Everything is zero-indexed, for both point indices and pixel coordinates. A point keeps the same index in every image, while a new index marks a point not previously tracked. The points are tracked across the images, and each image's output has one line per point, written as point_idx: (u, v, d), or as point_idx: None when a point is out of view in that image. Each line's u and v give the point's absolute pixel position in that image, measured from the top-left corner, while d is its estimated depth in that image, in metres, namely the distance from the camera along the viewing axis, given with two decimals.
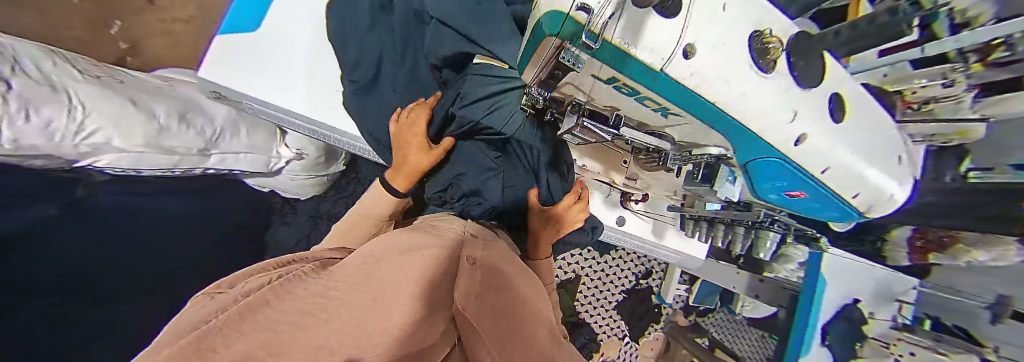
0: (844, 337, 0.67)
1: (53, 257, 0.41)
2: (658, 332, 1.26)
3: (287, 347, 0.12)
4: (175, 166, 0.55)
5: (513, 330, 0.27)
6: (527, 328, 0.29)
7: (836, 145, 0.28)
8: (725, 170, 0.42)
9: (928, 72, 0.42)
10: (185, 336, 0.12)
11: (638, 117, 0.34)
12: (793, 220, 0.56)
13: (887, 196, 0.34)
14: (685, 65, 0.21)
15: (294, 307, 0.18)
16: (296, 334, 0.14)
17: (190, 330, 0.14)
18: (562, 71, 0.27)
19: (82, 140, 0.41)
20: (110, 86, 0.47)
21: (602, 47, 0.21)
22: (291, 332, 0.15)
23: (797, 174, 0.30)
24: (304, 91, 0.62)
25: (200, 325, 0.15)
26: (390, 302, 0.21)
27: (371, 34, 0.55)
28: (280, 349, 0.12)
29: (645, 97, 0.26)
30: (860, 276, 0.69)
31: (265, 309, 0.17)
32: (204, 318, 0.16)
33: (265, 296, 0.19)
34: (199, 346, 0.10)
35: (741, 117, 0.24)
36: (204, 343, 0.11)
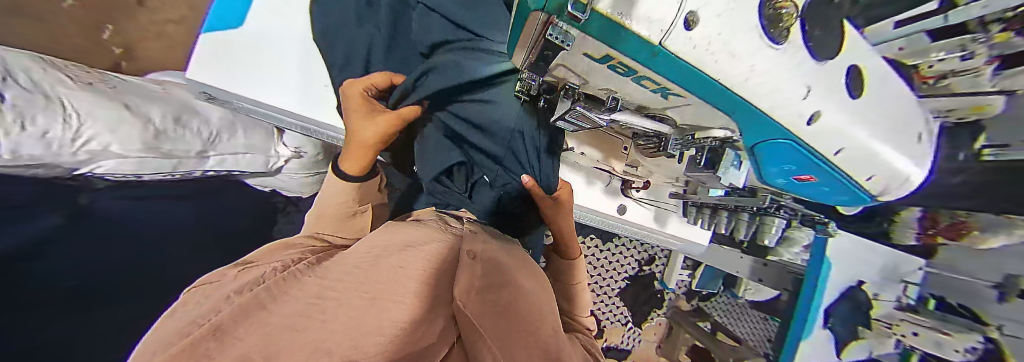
0: (847, 319, 0.67)
1: None
2: (660, 317, 1.27)
3: (277, 352, 0.12)
4: (174, 170, 0.55)
5: (512, 326, 0.27)
6: (530, 328, 0.29)
7: (850, 123, 0.27)
8: (730, 153, 0.41)
9: (945, 44, 0.40)
10: (176, 345, 0.13)
11: (637, 100, 0.32)
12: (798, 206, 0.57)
13: (902, 178, 0.33)
14: (687, 37, 0.19)
15: (289, 310, 0.18)
16: (289, 339, 0.14)
17: (182, 337, 0.14)
18: (553, 50, 0.26)
19: (80, 148, 0.41)
20: (100, 91, 0.47)
21: (590, 19, 0.19)
22: (281, 336, 0.14)
23: (806, 156, 0.29)
24: (295, 88, 0.61)
25: (192, 332, 0.15)
26: (388, 302, 0.21)
27: (358, 23, 0.53)
28: (271, 356, 0.12)
29: (644, 77, 0.25)
30: (868, 257, 0.68)
31: (259, 314, 0.17)
32: (197, 323, 0.16)
33: (258, 300, 0.19)
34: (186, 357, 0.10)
35: (748, 95, 0.23)
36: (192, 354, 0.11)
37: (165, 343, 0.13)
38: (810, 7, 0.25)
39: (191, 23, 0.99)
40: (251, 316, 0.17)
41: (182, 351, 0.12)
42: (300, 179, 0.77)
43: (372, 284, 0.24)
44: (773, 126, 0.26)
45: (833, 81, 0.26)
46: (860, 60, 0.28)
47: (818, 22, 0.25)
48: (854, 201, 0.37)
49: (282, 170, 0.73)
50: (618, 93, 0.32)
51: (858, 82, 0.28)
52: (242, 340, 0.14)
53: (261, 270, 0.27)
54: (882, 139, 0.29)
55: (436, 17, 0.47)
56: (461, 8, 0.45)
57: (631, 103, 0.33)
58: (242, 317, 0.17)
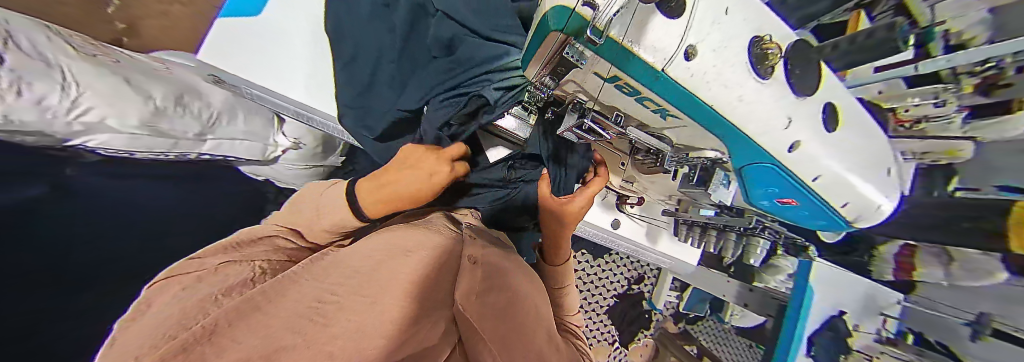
0: (829, 348, 0.69)
1: (55, 238, 0.41)
2: (647, 338, 1.24)
3: None
4: (169, 151, 0.54)
5: (512, 335, 0.26)
6: (527, 332, 0.29)
7: (827, 151, 0.29)
8: (721, 174, 0.43)
9: (919, 91, 0.46)
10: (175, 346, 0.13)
11: (641, 119, 0.33)
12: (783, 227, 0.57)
13: (875, 207, 0.34)
14: (686, 67, 0.21)
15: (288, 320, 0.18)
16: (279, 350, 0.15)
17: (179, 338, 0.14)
18: (565, 66, 0.27)
19: (75, 118, 0.39)
20: (104, 64, 0.45)
21: (604, 43, 0.21)
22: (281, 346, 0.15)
23: (786, 180, 0.30)
24: (304, 78, 0.62)
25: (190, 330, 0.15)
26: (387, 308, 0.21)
27: (373, 25, 0.54)
28: None
29: (646, 98, 0.27)
30: (847, 289, 0.71)
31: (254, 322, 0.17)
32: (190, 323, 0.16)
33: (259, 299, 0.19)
34: None
35: (739, 121, 0.25)
36: None
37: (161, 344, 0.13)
38: (794, 47, 0.26)
39: (200, 9, 1.00)
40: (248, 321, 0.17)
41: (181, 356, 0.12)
42: (296, 170, 0.76)
43: (375, 290, 0.24)
44: (758, 151, 0.27)
45: (814, 114, 0.27)
46: (842, 97, 0.30)
47: (801, 61, 0.27)
48: (819, 226, 0.39)
49: (279, 160, 0.72)
50: (622, 110, 0.33)
51: (835, 116, 0.29)
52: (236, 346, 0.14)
53: (226, 274, 0.28)
54: (857, 169, 0.31)
55: (450, 23, 0.47)
56: (475, 14, 0.45)
57: (633, 119, 0.34)
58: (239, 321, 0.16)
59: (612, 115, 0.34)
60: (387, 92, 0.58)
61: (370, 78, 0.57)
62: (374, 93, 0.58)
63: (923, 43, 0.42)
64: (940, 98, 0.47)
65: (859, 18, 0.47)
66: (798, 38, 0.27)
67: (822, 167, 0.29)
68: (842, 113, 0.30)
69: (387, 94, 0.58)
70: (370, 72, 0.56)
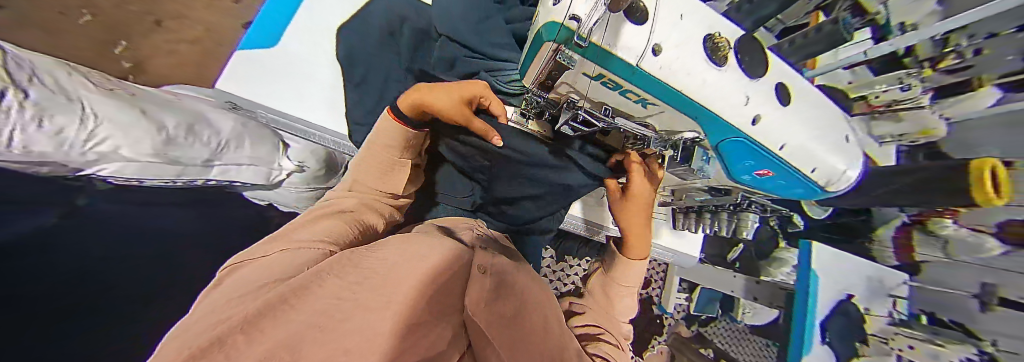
0: (842, 333, 0.68)
1: (61, 270, 0.41)
2: (661, 345, 1.20)
3: (305, 352, 0.13)
4: (178, 177, 0.54)
5: (518, 345, 0.26)
6: (530, 343, 0.28)
7: (787, 122, 0.30)
8: (699, 150, 0.38)
9: (884, 78, 0.58)
10: (203, 341, 0.13)
11: (625, 108, 0.33)
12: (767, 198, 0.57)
13: (841, 172, 0.34)
14: (655, 61, 0.25)
15: (312, 309, 0.18)
16: (308, 343, 0.14)
17: (207, 335, 0.14)
18: (559, 69, 0.29)
19: (90, 148, 0.40)
20: (123, 98, 0.48)
21: (588, 45, 0.24)
22: (308, 337, 0.15)
23: (760, 154, 0.31)
24: (324, 102, 0.70)
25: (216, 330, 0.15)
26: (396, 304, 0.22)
27: (379, 51, 0.61)
28: (301, 352, 0.12)
29: (627, 91, 0.29)
30: (851, 271, 0.72)
31: (280, 313, 0.17)
32: (219, 321, 0.16)
33: (280, 298, 0.19)
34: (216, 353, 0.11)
35: (707, 103, 0.27)
36: (219, 352, 0.11)
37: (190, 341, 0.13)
38: (742, 41, 0.30)
39: (207, 46, 1.05)
40: (271, 314, 0.16)
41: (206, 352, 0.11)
42: (301, 193, 0.78)
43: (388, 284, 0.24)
44: (727, 128, 0.29)
45: (769, 93, 0.30)
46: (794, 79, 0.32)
47: (750, 51, 0.30)
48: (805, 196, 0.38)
49: (283, 184, 0.73)
50: (609, 104, 0.33)
51: (785, 93, 0.31)
52: (265, 339, 0.14)
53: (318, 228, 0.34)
54: (822, 140, 0.33)
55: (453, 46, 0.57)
56: (471, 33, 0.54)
57: (620, 110, 0.34)
58: (262, 316, 0.16)
59: (601, 109, 0.33)
60: None
61: (379, 100, 0.62)
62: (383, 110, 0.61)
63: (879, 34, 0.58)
64: (906, 82, 0.58)
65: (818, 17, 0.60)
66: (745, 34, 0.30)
67: (785, 136, 0.30)
68: (793, 90, 0.32)
69: None
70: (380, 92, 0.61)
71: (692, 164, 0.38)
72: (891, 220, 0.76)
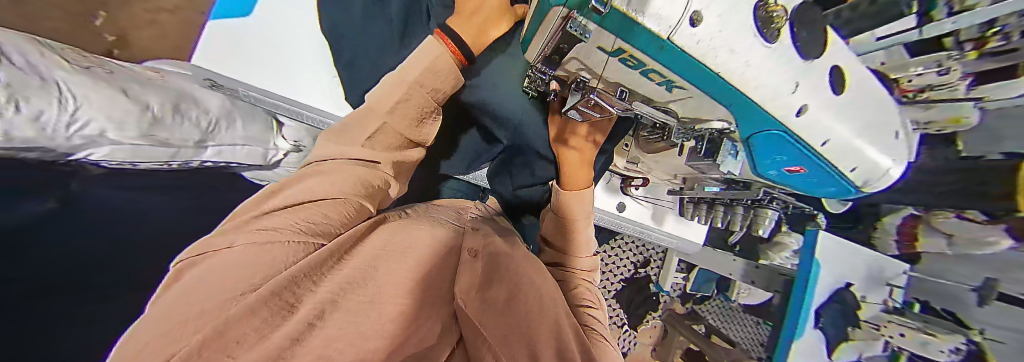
0: (836, 319, 0.70)
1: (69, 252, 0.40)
2: (656, 319, 1.28)
3: None
4: (172, 159, 0.52)
5: (518, 319, 0.26)
6: (538, 325, 0.26)
7: (836, 115, 0.24)
8: (727, 143, 0.37)
9: (919, 60, 0.49)
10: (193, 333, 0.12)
11: (642, 91, 0.28)
12: (789, 196, 0.54)
13: (883, 171, 0.29)
14: (692, 34, 0.17)
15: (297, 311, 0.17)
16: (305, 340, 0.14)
17: (198, 319, 0.14)
18: (569, 41, 0.23)
19: (76, 132, 0.38)
20: (102, 75, 0.45)
21: (608, 12, 0.18)
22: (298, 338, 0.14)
23: (799, 152, 0.26)
24: (310, 79, 0.66)
25: (207, 314, 0.14)
26: (385, 303, 0.22)
27: (368, 17, 0.56)
28: None
29: (651, 71, 0.22)
30: (852, 260, 0.71)
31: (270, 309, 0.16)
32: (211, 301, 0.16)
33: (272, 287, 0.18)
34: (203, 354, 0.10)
35: (752, 89, 0.20)
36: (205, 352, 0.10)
37: (179, 332, 0.13)
38: (799, 12, 0.22)
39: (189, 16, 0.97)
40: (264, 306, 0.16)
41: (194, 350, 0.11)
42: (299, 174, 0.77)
43: (374, 287, 0.23)
44: (764, 122, 0.23)
45: (824, 77, 0.23)
46: (849, 60, 0.26)
47: (808, 25, 0.23)
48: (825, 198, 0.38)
49: (280, 164, 0.72)
50: (626, 85, 0.28)
51: (840, 80, 0.25)
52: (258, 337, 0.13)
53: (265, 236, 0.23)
54: (874, 135, 0.27)
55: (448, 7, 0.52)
56: None
57: (637, 94, 0.29)
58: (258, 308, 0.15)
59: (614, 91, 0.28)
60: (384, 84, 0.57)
61: (368, 72, 0.58)
62: (372, 84, 0.58)
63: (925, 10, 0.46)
64: (943, 66, 0.49)
65: None
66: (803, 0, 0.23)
67: (832, 128, 0.24)
68: (849, 77, 0.25)
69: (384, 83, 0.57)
70: (368, 65, 0.57)
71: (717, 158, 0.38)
72: (900, 210, 0.73)
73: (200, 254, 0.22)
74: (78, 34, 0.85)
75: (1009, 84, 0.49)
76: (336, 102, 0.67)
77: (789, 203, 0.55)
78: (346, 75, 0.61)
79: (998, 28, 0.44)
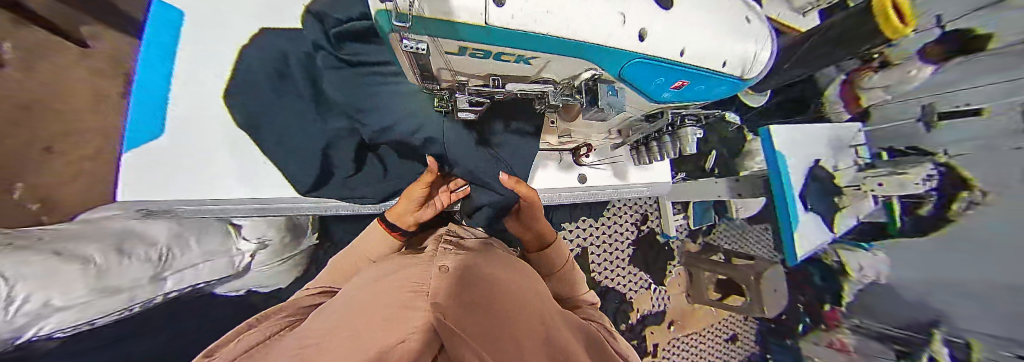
0: (821, 193, 0.74)
1: None
2: (677, 267, 1.28)
3: None
4: (128, 304, 0.50)
5: (501, 326, 0.24)
6: (509, 323, 0.26)
7: (681, 24, 0.26)
8: (602, 87, 0.32)
9: None
10: None
11: (515, 73, 0.31)
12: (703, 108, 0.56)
13: (752, 54, 0.32)
14: (505, 12, 0.19)
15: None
16: None
17: None
18: (422, 57, 0.25)
19: (18, 310, 0.36)
20: (27, 246, 0.42)
21: (414, 21, 0.20)
22: None
23: (665, 67, 0.28)
24: (246, 174, 0.67)
25: None
26: (373, 325, 0.19)
27: (274, 97, 0.59)
28: None
29: (500, 54, 0.25)
30: (808, 140, 0.75)
31: None
32: None
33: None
34: None
35: (584, 35, 0.23)
36: None
37: None
38: None
39: None
40: None
41: None
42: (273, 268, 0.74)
43: (358, 319, 0.21)
44: (619, 55, 0.26)
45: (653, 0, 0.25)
46: None
47: None
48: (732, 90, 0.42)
49: (252, 268, 0.70)
50: (494, 73, 0.30)
51: None
52: None
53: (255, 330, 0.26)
54: (728, 29, 0.29)
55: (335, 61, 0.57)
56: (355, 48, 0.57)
57: (509, 76, 0.31)
58: None
59: (489, 81, 0.31)
60: (311, 149, 0.59)
61: (294, 143, 0.59)
62: (299, 153, 0.59)
63: None
64: None
65: None
66: None
67: (681, 37, 0.26)
68: None
69: (311, 146, 0.59)
70: (291, 136, 0.59)
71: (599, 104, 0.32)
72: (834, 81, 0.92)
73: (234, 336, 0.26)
74: None
75: None
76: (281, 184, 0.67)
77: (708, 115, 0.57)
78: (278, 156, 0.60)
79: None
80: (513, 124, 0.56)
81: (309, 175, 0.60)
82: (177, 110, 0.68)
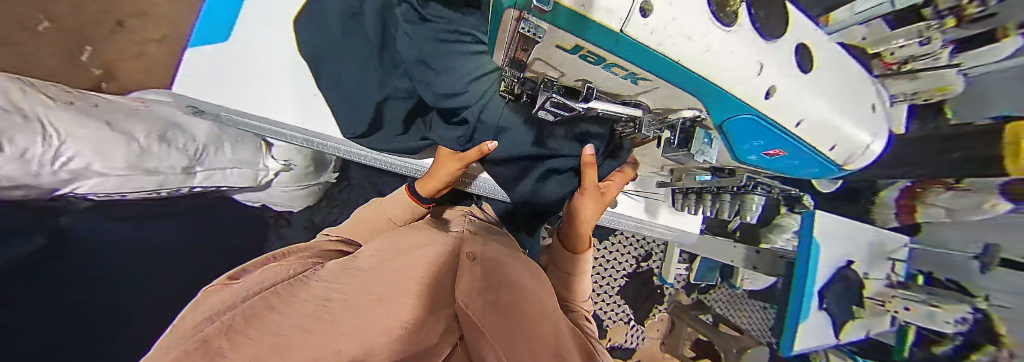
0: (841, 298, 0.69)
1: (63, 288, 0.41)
2: (662, 313, 1.26)
3: (291, 351, 0.13)
4: (160, 188, 0.52)
5: (519, 320, 0.25)
6: (536, 329, 0.26)
7: (805, 92, 0.25)
8: (700, 132, 0.39)
9: (903, 31, 0.47)
10: (194, 339, 0.14)
11: (608, 87, 0.29)
12: (775, 180, 0.54)
13: (862, 146, 0.30)
14: (643, 25, 0.18)
15: (299, 312, 0.18)
16: (304, 338, 0.15)
17: (194, 333, 0.15)
18: (528, 43, 0.23)
19: (62, 166, 0.38)
20: (84, 108, 0.45)
21: (554, 10, 0.17)
22: (297, 338, 0.15)
23: (771, 131, 0.26)
24: (294, 102, 0.67)
25: (194, 336, 0.15)
26: (394, 302, 0.21)
27: (343, 34, 0.57)
28: (286, 351, 0.13)
29: (613, 65, 0.23)
30: (851, 238, 0.70)
31: (269, 315, 0.17)
32: (198, 327, 0.17)
33: (267, 301, 0.19)
34: (209, 352, 0.11)
35: (713, 73, 0.21)
36: (207, 352, 0.12)
37: (180, 340, 0.15)
38: None
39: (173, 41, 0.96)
40: (261, 316, 0.17)
41: (200, 346, 0.13)
42: (292, 192, 0.77)
43: (380, 287, 0.23)
44: (736, 104, 0.24)
45: (790, 57, 0.24)
46: (815, 38, 0.27)
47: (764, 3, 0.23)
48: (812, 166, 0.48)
49: (273, 184, 0.72)
50: (592, 82, 0.29)
51: (808, 58, 0.25)
52: (258, 333, 0.15)
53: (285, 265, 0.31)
54: (849, 113, 0.28)
55: (412, 14, 0.52)
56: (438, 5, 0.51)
57: (604, 90, 0.30)
58: (252, 319, 0.16)
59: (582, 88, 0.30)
60: (364, 98, 0.58)
61: (353, 85, 0.58)
62: (352, 97, 0.59)
63: None
64: (925, 36, 0.47)
65: None
66: None
67: (805, 108, 0.25)
68: (815, 55, 0.26)
69: (367, 94, 0.58)
70: (351, 78, 0.58)
71: (690, 148, 0.39)
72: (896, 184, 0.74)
73: (222, 283, 0.28)
74: (59, 64, 0.81)
75: (990, 49, 0.49)
76: (327, 121, 0.67)
77: (775, 187, 0.55)
78: (331, 93, 0.60)
79: None
80: (576, 132, 0.56)
81: (355, 121, 0.60)
82: (240, 17, 0.67)
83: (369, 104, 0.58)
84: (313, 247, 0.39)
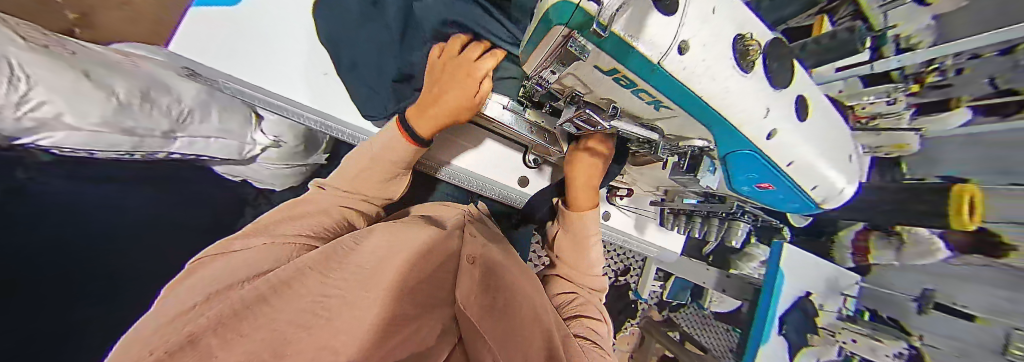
0: (799, 328, 0.74)
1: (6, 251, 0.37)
2: (634, 327, 1.31)
3: (285, 352, 0.13)
4: (134, 150, 0.49)
5: (514, 328, 0.25)
6: (529, 335, 0.26)
7: (801, 138, 0.28)
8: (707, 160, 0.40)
9: (873, 90, 0.53)
10: (185, 332, 0.14)
11: (631, 109, 0.31)
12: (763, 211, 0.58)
13: (839, 190, 0.33)
14: (680, 61, 0.20)
15: (295, 306, 0.18)
16: (297, 337, 0.15)
17: (183, 325, 0.15)
18: (569, 58, 0.24)
19: (25, 113, 0.34)
20: (61, 55, 0.41)
21: (612, 36, 0.18)
22: (290, 337, 0.15)
23: (766, 167, 0.29)
24: (303, 79, 0.65)
25: (182, 329, 0.15)
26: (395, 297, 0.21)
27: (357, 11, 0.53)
28: (281, 352, 0.13)
29: (642, 91, 0.24)
30: (814, 272, 0.76)
31: (261, 309, 0.17)
32: (188, 316, 0.16)
33: (258, 295, 0.19)
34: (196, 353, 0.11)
35: (728, 113, 0.23)
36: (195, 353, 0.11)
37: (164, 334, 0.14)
38: (772, 46, 0.25)
39: None
40: (253, 310, 0.17)
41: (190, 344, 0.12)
42: (279, 170, 0.74)
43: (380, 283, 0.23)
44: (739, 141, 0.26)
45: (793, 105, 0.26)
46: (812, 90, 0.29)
47: (779, 57, 0.25)
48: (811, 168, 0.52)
49: (257, 160, 0.70)
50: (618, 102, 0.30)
51: (804, 107, 0.28)
52: (250, 331, 0.14)
53: (277, 244, 0.31)
54: (832, 159, 0.31)
55: None
56: None
57: (627, 112, 0.32)
58: (244, 313, 0.16)
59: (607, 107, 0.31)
60: (382, 86, 0.58)
61: (370, 71, 0.57)
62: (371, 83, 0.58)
63: (878, 45, 0.52)
64: (891, 97, 0.52)
65: (823, 22, 0.53)
66: (774, 37, 0.25)
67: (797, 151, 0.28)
68: (810, 104, 0.29)
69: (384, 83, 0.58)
70: (367, 64, 0.57)
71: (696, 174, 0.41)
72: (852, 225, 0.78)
73: (222, 253, 0.30)
74: None
75: (943, 115, 0.56)
76: (339, 103, 0.67)
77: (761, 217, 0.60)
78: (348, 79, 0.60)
79: (937, 65, 0.50)
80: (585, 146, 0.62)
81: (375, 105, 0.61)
82: None
83: (386, 93, 0.58)
84: (316, 212, 0.41)
